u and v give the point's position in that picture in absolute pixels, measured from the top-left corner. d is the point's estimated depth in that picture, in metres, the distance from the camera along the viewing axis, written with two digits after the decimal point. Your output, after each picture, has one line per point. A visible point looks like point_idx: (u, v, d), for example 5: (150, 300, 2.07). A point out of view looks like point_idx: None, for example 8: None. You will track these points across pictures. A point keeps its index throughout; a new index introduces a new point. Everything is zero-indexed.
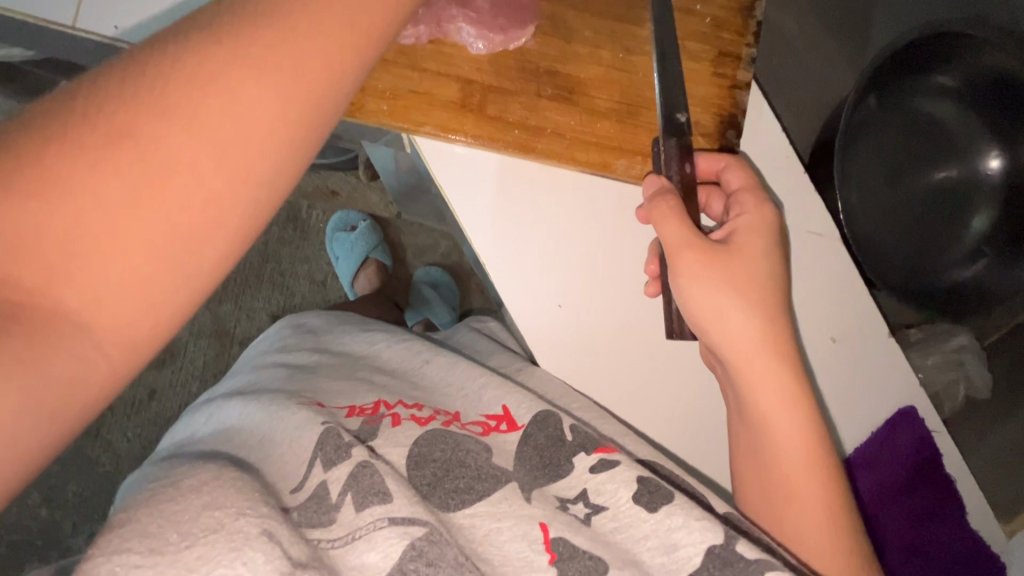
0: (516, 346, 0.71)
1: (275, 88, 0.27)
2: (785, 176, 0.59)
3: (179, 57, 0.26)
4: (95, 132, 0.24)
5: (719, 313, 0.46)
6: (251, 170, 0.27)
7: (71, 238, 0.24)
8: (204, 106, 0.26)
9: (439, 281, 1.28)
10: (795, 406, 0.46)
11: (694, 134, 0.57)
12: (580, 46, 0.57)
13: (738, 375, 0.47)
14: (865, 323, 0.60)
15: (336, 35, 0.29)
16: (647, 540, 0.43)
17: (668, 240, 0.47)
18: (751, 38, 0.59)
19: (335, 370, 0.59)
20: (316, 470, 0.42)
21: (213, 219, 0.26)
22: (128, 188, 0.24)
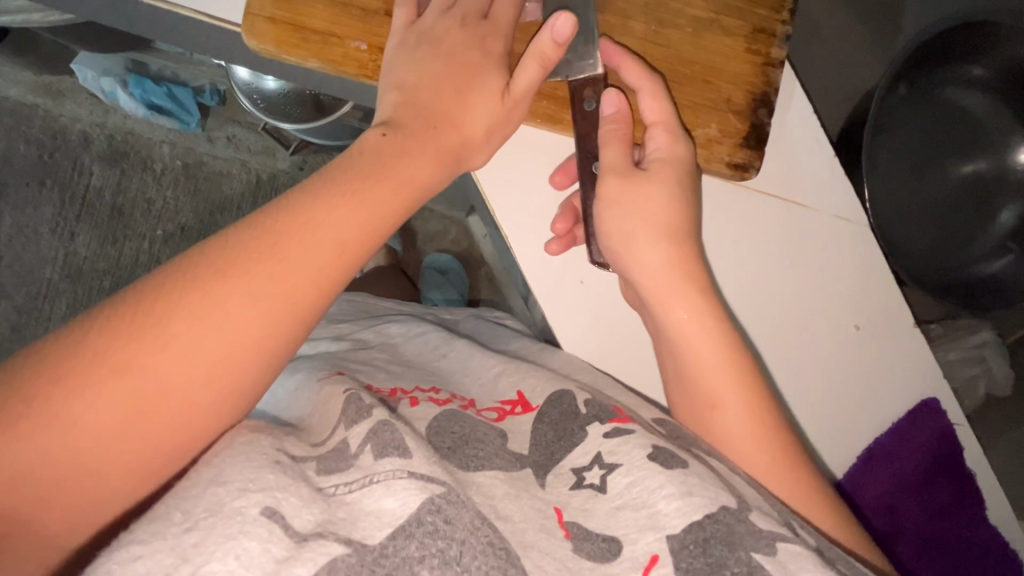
0: (524, 330, 0.75)
1: (332, 235, 0.40)
2: (811, 157, 0.59)
3: (280, 211, 0.41)
4: (217, 265, 0.38)
5: (631, 238, 0.51)
6: (303, 300, 0.39)
7: (176, 332, 0.36)
8: (285, 249, 0.39)
9: (448, 268, 1.29)
10: (703, 317, 0.50)
11: (725, 111, 0.57)
12: (613, 16, 0.55)
13: (649, 297, 0.51)
14: (888, 312, 0.61)
15: (383, 195, 0.43)
16: (662, 488, 0.40)
17: (610, 161, 0.52)
18: (786, 15, 0.57)
19: (357, 351, 0.61)
20: (338, 430, 0.43)
21: (256, 332, 0.37)
22: (223, 309, 0.37)
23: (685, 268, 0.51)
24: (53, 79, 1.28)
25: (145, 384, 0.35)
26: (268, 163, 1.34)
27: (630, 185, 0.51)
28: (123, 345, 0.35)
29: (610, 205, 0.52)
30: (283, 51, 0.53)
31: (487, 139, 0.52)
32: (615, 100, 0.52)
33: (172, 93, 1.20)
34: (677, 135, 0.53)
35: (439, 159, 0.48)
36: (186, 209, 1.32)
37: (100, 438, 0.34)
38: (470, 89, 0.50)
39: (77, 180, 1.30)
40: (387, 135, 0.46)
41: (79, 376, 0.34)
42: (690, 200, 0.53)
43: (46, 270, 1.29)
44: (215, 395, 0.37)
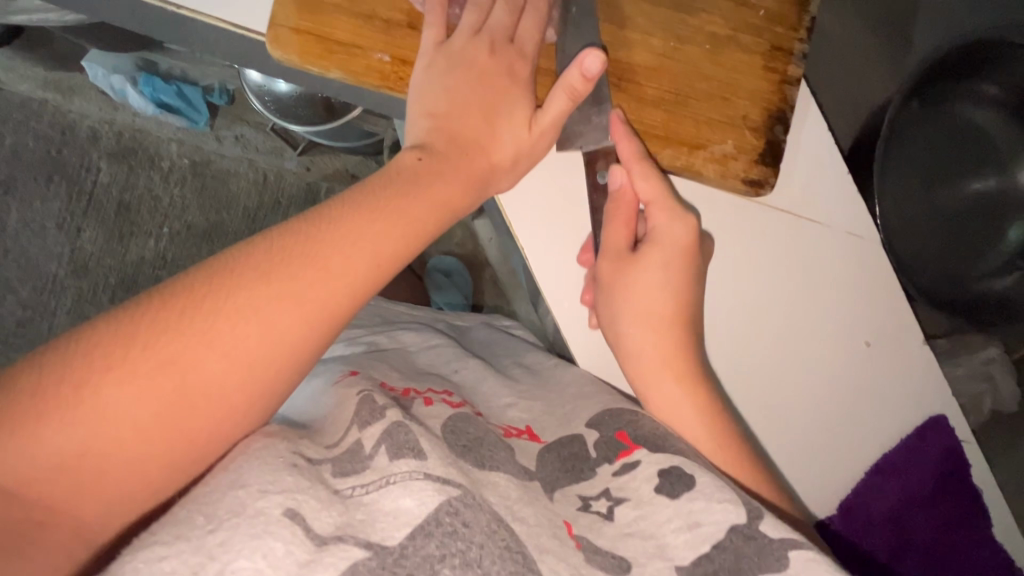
0: (533, 338, 0.76)
1: (368, 246, 0.42)
2: (827, 174, 0.60)
3: (320, 218, 0.42)
4: (259, 265, 0.38)
5: (617, 331, 0.56)
6: (338, 307, 0.40)
7: (216, 330, 0.36)
8: (324, 256, 0.40)
9: (453, 270, 1.31)
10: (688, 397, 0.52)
11: (742, 127, 0.57)
12: (632, 32, 0.55)
13: (639, 382, 0.55)
14: (899, 329, 0.62)
15: (416, 211, 0.45)
16: (669, 522, 0.42)
17: (609, 246, 0.55)
18: (803, 34, 0.58)
19: (370, 354, 0.62)
20: (351, 432, 0.43)
21: (293, 336, 0.38)
22: (264, 309, 0.37)
23: (674, 354, 0.54)
24: (63, 75, 1.29)
25: (188, 378, 0.35)
26: (275, 163, 1.35)
27: (621, 276, 0.55)
28: (169, 337, 0.35)
29: (604, 297, 0.56)
30: (308, 61, 0.53)
31: (514, 167, 0.54)
32: (621, 178, 0.54)
33: (181, 92, 1.21)
34: (676, 214, 0.54)
35: (465, 175, 0.50)
36: (193, 208, 1.33)
37: (141, 429, 0.33)
38: (497, 119, 0.53)
39: (85, 177, 1.31)
40: (422, 159, 0.48)
41: (122, 367, 0.33)
42: (685, 281, 0.54)
43: (52, 266, 1.30)
44: (251, 394, 0.37)
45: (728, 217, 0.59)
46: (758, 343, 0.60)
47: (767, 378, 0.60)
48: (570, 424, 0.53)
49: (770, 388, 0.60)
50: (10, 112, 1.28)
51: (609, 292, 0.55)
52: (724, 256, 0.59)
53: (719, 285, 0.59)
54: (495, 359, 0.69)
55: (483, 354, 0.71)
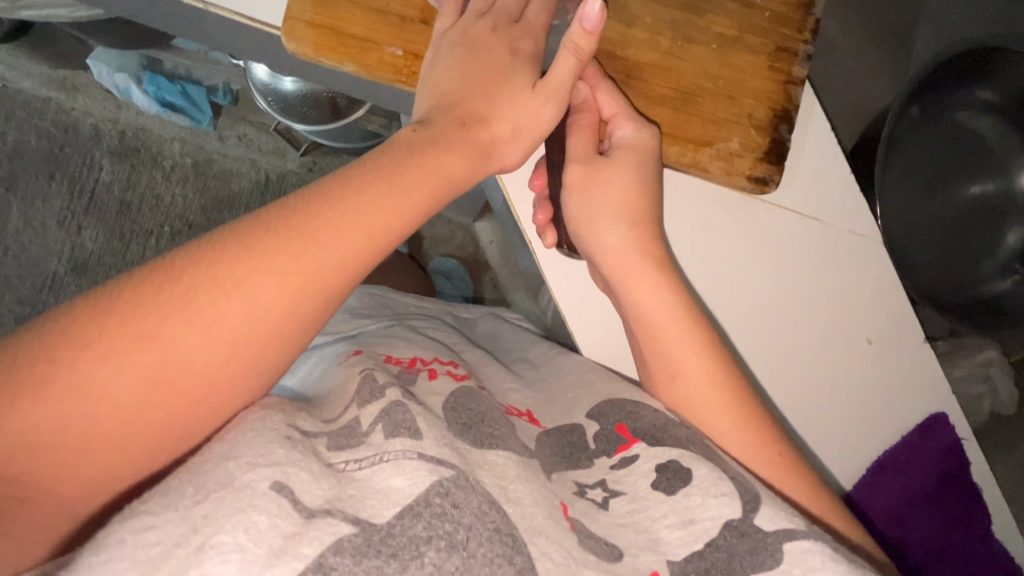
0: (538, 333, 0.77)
1: (360, 220, 0.41)
2: (828, 168, 0.61)
3: (311, 193, 0.42)
4: (245, 239, 0.38)
5: (592, 222, 0.55)
6: (326, 284, 0.40)
7: (198, 303, 0.36)
8: (314, 229, 0.40)
9: (453, 271, 1.31)
10: (668, 296, 0.53)
11: (747, 125, 0.58)
12: (639, 31, 0.56)
13: (613, 278, 0.55)
14: (899, 326, 0.62)
15: (412, 184, 0.45)
16: (664, 518, 0.42)
17: (576, 150, 0.57)
18: (808, 36, 0.59)
19: (377, 334, 0.64)
20: (350, 409, 0.43)
21: (277, 311, 0.38)
22: (248, 283, 0.37)
23: (643, 245, 0.54)
24: (68, 73, 1.30)
25: (169, 352, 0.35)
26: (278, 163, 1.35)
27: (594, 173, 0.56)
28: (149, 311, 0.35)
29: (575, 193, 0.56)
30: (322, 54, 0.54)
31: (512, 139, 0.54)
32: (584, 90, 0.56)
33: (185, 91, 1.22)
34: (640, 121, 0.56)
35: (462, 153, 0.49)
36: (195, 206, 1.33)
37: (122, 404, 0.34)
38: (500, 91, 0.53)
39: (86, 175, 1.31)
40: (418, 131, 0.49)
41: (102, 342, 0.34)
42: (652, 186, 0.56)
43: (52, 263, 1.30)
44: (233, 368, 0.37)
45: (729, 211, 0.60)
46: (760, 338, 0.61)
47: (769, 373, 0.61)
48: (570, 412, 0.54)
49: (772, 386, 0.61)
50: (14, 109, 1.29)
51: (580, 189, 0.56)
52: (722, 245, 0.60)
53: (717, 280, 0.60)
54: (498, 353, 0.70)
55: (486, 346, 0.71)
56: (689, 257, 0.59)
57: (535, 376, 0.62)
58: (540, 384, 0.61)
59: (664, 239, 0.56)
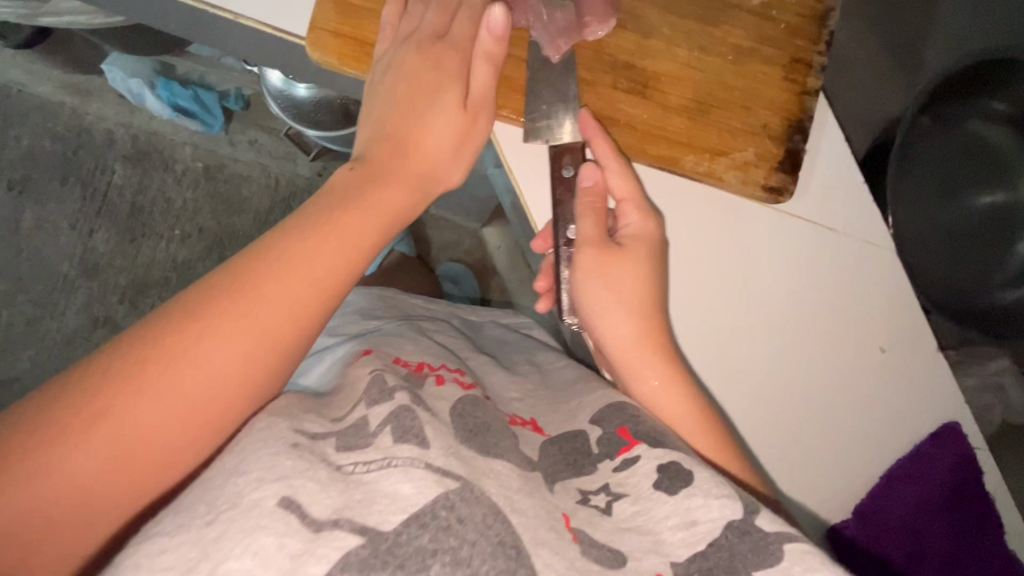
0: (546, 340, 0.78)
1: (316, 265, 0.43)
2: (843, 177, 0.61)
3: (264, 245, 0.43)
4: (201, 301, 0.40)
5: (603, 308, 0.55)
6: (287, 333, 0.41)
7: (159, 370, 0.37)
8: (271, 282, 0.41)
9: (460, 276, 1.32)
10: (674, 384, 0.55)
11: (762, 135, 0.59)
12: (657, 42, 0.57)
13: (622, 365, 0.56)
14: (914, 334, 0.62)
15: (370, 224, 0.46)
16: (667, 520, 0.43)
17: (584, 232, 0.56)
18: (823, 47, 0.60)
19: (385, 334, 0.64)
20: (359, 407, 0.44)
21: (240, 366, 0.39)
22: (209, 344, 0.39)
23: (651, 337, 0.56)
24: (81, 78, 1.31)
25: (133, 425, 0.36)
26: (288, 168, 1.36)
27: (605, 258, 0.55)
28: (103, 392, 0.36)
29: (586, 279, 0.56)
30: (347, 64, 0.55)
31: (456, 159, 0.54)
32: (592, 174, 0.55)
33: (197, 97, 1.23)
34: (647, 211, 0.56)
35: (414, 191, 0.51)
36: (205, 211, 1.34)
37: (86, 483, 0.34)
38: (428, 111, 0.52)
39: (99, 178, 1.33)
40: (354, 169, 0.49)
41: (62, 427, 0.34)
42: (659, 274, 0.56)
43: (63, 266, 1.31)
44: (197, 431, 0.38)
45: (741, 219, 0.60)
46: (771, 348, 0.61)
47: (781, 382, 0.61)
48: (572, 420, 0.54)
49: (782, 395, 0.61)
50: (28, 113, 1.31)
51: (592, 278, 0.55)
52: (731, 255, 0.60)
53: (731, 290, 0.60)
54: (505, 357, 0.71)
55: (494, 351, 0.72)
56: (693, 263, 0.60)
57: (542, 384, 0.63)
58: (547, 393, 0.61)
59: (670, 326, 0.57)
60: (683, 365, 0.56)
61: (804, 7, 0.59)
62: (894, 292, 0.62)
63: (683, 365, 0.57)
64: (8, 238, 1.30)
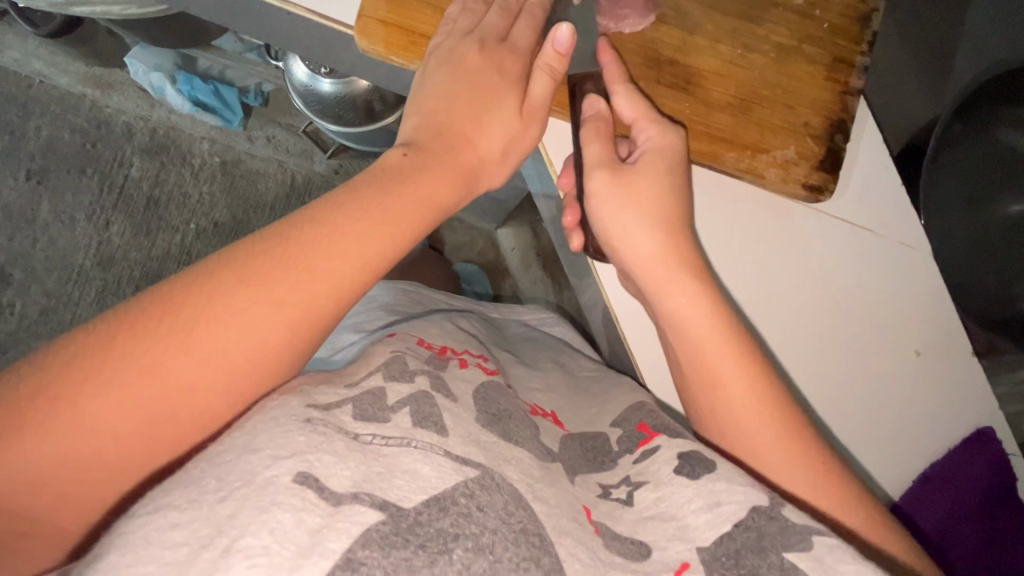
0: (567, 338, 0.78)
1: (359, 241, 0.41)
2: (880, 179, 0.62)
3: (311, 211, 0.41)
4: (245, 263, 0.38)
5: (624, 227, 0.53)
6: (323, 317, 0.40)
7: (194, 333, 0.36)
8: (312, 254, 0.39)
9: (473, 277, 1.32)
10: (706, 303, 0.50)
11: (803, 134, 0.59)
12: (701, 39, 0.58)
13: (649, 288, 0.53)
14: (948, 340, 0.62)
15: (414, 203, 0.45)
16: (690, 502, 0.41)
17: (589, 157, 0.54)
18: (865, 47, 0.60)
19: (411, 321, 0.63)
20: (375, 377, 0.42)
21: (273, 343, 0.38)
22: (249, 312, 0.37)
23: (677, 252, 0.52)
24: (104, 71, 1.32)
25: (166, 386, 0.35)
26: (304, 165, 1.37)
27: (620, 179, 0.53)
28: (146, 348, 0.35)
29: (603, 197, 0.54)
30: (392, 52, 0.55)
31: (501, 161, 0.53)
32: (597, 104, 0.55)
33: (218, 93, 1.23)
34: (665, 124, 0.54)
35: (456, 176, 0.49)
36: (221, 206, 1.34)
37: (118, 440, 0.34)
38: (484, 111, 0.52)
39: (117, 170, 1.33)
40: (408, 156, 0.47)
41: (98, 379, 0.34)
42: (681, 191, 0.54)
43: (78, 257, 1.32)
44: (232, 400, 0.38)
45: (774, 215, 0.60)
46: (807, 345, 0.61)
47: (814, 382, 0.61)
48: (595, 423, 0.54)
49: (809, 393, 0.61)
50: (49, 104, 1.32)
51: (605, 204, 0.54)
52: (766, 254, 0.60)
53: (767, 291, 0.60)
54: (526, 351, 0.70)
55: (516, 346, 0.71)
56: (723, 257, 0.59)
57: (563, 381, 0.62)
58: (567, 391, 0.60)
59: (702, 256, 0.54)
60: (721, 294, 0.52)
61: (846, 8, 0.60)
62: (927, 296, 0.62)
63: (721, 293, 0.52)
64: (25, 228, 1.31)
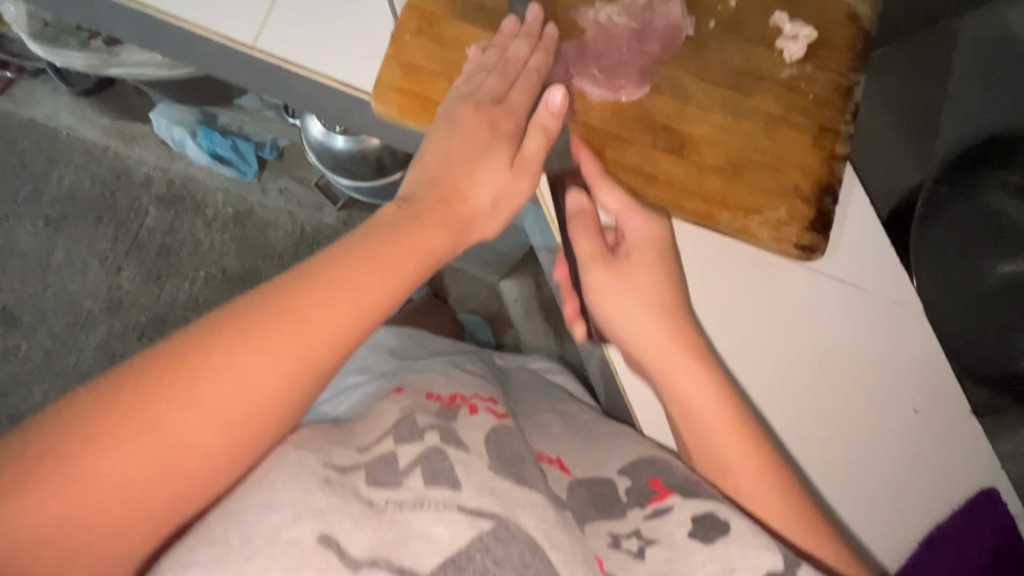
0: (575, 386, 0.78)
1: (353, 291, 0.42)
2: (869, 237, 0.64)
3: (306, 263, 0.43)
4: (241, 317, 0.39)
5: (626, 317, 0.57)
6: (320, 365, 0.40)
7: (193, 387, 0.37)
8: (307, 304, 0.40)
9: (477, 326, 1.33)
10: (708, 385, 0.54)
11: (795, 197, 0.62)
12: (693, 108, 0.61)
13: (654, 372, 0.56)
14: (951, 399, 0.62)
15: (411, 251, 0.46)
16: (704, 566, 0.41)
17: (585, 253, 0.58)
18: (850, 117, 0.63)
19: (418, 369, 0.64)
20: (386, 440, 0.42)
21: (269, 395, 0.39)
22: (247, 363, 0.38)
23: (676, 336, 0.56)
24: (127, 124, 1.37)
25: (168, 441, 0.36)
26: (315, 216, 1.39)
27: (619, 274, 0.57)
28: (148, 404, 0.35)
29: (606, 290, 0.58)
30: (406, 117, 0.59)
31: (494, 212, 0.54)
32: (579, 200, 0.58)
33: (236, 146, 1.28)
34: (650, 214, 0.58)
35: (448, 227, 0.50)
36: (231, 254, 1.38)
37: (119, 497, 0.35)
38: (476, 166, 0.53)
39: (133, 220, 1.37)
40: (402, 208, 0.49)
41: (102, 437, 0.34)
42: (674, 278, 0.58)
43: (88, 301, 1.35)
44: (232, 452, 0.38)
45: (772, 275, 0.62)
46: (808, 399, 0.62)
47: (813, 433, 0.62)
48: (603, 466, 0.53)
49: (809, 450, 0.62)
50: (75, 155, 1.37)
51: (607, 296, 0.58)
52: (760, 312, 0.62)
53: (763, 346, 0.62)
54: (534, 398, 0.70)
55: (522, 397, 0.71)
56: (721, 314, 0.62)
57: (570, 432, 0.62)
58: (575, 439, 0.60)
59: (698, 333, 0.57)
60: (719, 368, 0.56)
61: (831, 81, 0.63)
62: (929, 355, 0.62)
63: (718, 366, 0.56)
64: (39, 273, 1.35)
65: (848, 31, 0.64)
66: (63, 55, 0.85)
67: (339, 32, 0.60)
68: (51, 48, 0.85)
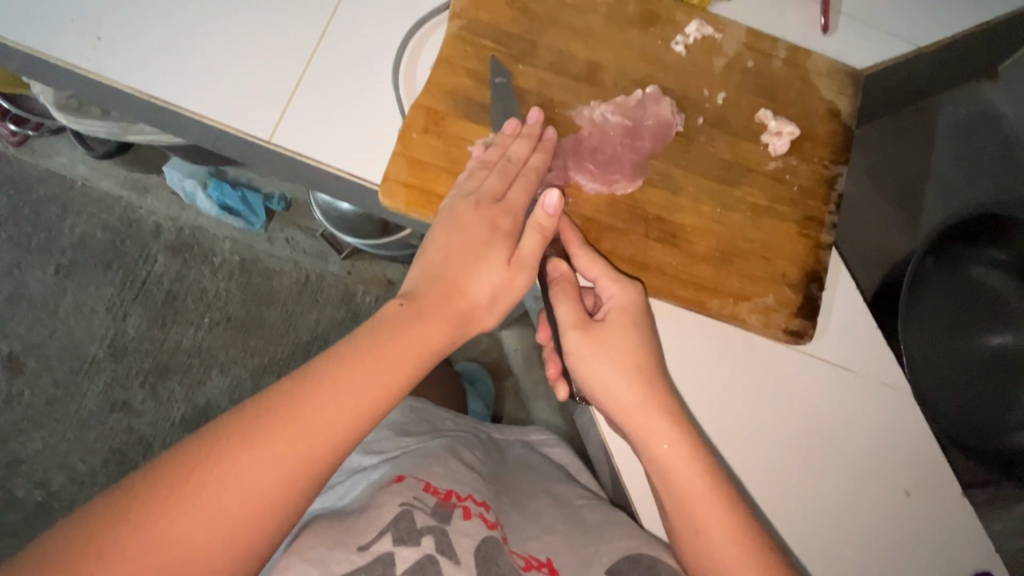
0: (568, 463, 0.80)
1: (354, 392, 0.45)
2: (856, 323, 0.66)
3: (309, 364, 0.45)
4: (247, 424, 0.41)
5: (604, 382, 0.57)
6: (319, 466, 0.42)
7: (201, 497, 0.38)
8: (309, 407, 0.43)
9: (477, 376, 1.34)
10: (689, 457, 0.55)
11: (781, 284, 0.65)
12: (683, 199, 0.64)
13: (635, 440, 0.57)
14: (933, 479, 0.65)
15: (409, 347, 0.49)
16: None
17: (563, 319, 0.58)
18: (832, 207, 0.67)
19: (417, 454, 0.65)
20: (384, 541, 0.47)
21: (271, 497, 0.40)
22: (252, 468, 0.40)
23: (653, 404, 0.56)
24: (141, 176, 1.41)
25: (173, 553, 0.37)
26: (320, 266, 1.43)
27: (595, 338, 0.57)
28: (157, 516, 0.37)
29: (585, 355, 0.57)
30: (411, 209, 0.62)
31: (492, 305, 0.56)
32: (558, 265, 0.59)
33: (245, 198, 1.33)
34: (624, 280, 0.59)
35: (448, 324, 0.53)
36: (235, 300, 1.40)
37: None
38: (477, 263, 0.55)
39: (142, 267, 1.40)
40: (403, 306, 0.51)
41: (111, 553, 0.35)
42: (650, 340, 0.58)
43: (93, 347, 1.36)
44: (235, 557, 0.39)
45: (762, 356, 0.64)
46: (801, 482, 0.63)
47: (807, 514, 0.63)
48: (590, 567, 0.55)
49: (805, 531, 0.62)
50: (87, 204, 1.40)
51: (585, 361, 0.57)
52: (750, 394, 0.64)
53: (755, 429, 0.63)
54: (528, 482, 0.71)
55: (518, 476, 0.73)
56: (712, 398, 0.63)
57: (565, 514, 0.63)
58: (569, 523, 0.61)
59: (676, 399, 0.58)
60: (696, 436, 0.57)
61: (813, 173, 0.67)
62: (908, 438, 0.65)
63: (695, 433, 0.57)
64: (47, 319, 1.37)
65: (827, 126, 0.68)
66: (85, 124, 0.89)
67: (350, 126, 0.65)
68: (77, 119, 0.90)
